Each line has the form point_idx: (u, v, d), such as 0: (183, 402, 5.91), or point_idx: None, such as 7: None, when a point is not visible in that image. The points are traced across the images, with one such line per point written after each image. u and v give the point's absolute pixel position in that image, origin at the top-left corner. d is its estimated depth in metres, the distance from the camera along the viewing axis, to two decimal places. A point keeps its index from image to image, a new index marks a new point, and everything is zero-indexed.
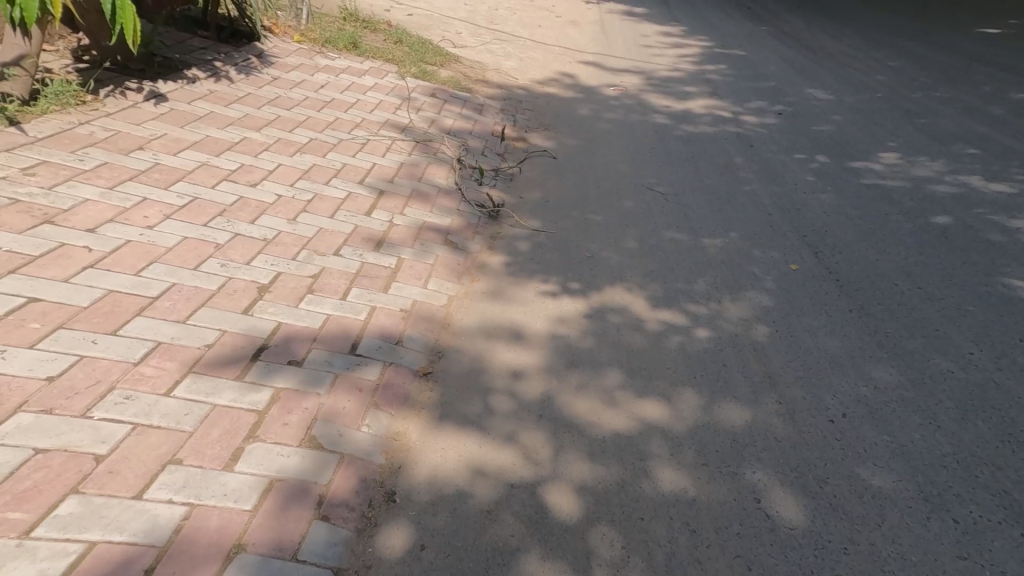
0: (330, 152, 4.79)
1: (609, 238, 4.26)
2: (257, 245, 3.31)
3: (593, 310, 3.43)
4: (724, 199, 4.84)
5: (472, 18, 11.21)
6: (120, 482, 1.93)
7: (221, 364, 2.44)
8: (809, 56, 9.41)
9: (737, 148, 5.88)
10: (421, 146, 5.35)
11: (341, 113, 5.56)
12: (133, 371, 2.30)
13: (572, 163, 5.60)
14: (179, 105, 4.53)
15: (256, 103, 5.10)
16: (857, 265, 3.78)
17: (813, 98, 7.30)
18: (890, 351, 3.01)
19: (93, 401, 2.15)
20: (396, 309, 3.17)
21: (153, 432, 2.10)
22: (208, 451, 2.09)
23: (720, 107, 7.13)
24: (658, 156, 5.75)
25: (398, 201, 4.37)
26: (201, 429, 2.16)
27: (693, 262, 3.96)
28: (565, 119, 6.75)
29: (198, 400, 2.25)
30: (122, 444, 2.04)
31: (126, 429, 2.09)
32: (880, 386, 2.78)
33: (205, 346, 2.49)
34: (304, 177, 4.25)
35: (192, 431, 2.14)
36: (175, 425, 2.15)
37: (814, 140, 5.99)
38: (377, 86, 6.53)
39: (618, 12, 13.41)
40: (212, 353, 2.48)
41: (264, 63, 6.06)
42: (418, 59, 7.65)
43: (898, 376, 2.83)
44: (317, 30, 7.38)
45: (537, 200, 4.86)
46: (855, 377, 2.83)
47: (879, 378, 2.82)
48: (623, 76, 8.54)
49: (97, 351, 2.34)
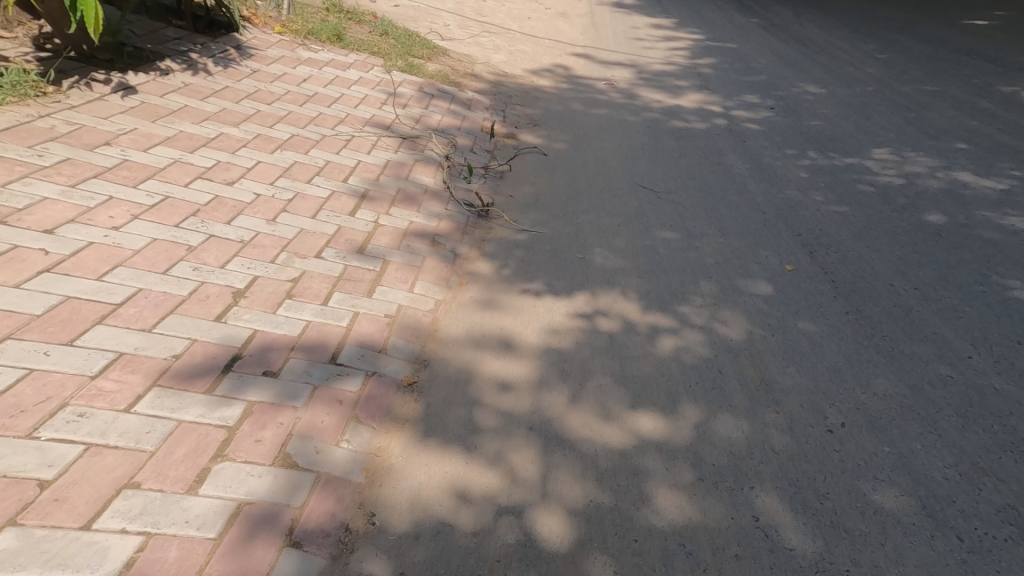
0: (313, 148, 4.66)
1: (599, 240, 4.19)
2: (233, 247, 3.18)
3: (584, 317, 3.36)
4: (716, 197, 4.76)
5: (460, 9, 11.00)
6: (67, 511, 1.78)
7: (190, 376, 2.30)
8: (800, 49, 9.33)
9: (729, 144, 5.80)
10: (407, 143, 5.21)
11: (324, 108, 5.40)
12: (90, 385, 2.15)
13: (562, 160, 5.49)
14: (151, 98, 4.34)
15: (235, 97, 4.92)
16: (852, 265, 3.71)
17: (805, 92, 7.23)
18: (889, 355, 2.92)
19: (42, 421, 2.00)
20: (380, 315, 3.09)
21: (109, 453, 1.96)
22: (170, 473, 1.95)
23: (711, 102, 7.04)
24: (649, 152, 5.65)
25: (384, 202, 4.26)
26: (164, 448, 2.02)
27: (685, 264, 3.88)
28: (554, 113, 6.62)
29: (161, 417, 2.11)
30: (72, 469, 1.89)
31: (78, 450, 1.94)
32: (880, 393, 2.69)
33: (173, 357, 2.35)
34: (284, 175, 4.16)
35: (153, 452, 2.00)
36: (134, 444, 2.00)
37: (806, 135, 5.92)
38: (362, 80, 6.36)
39: (608, 4, 13.25)
40: (181, 364, 2.34)
41: (243, 55, 5.86)
42: (404, 52, 7.47)
43: (897, 383, 2.75)
44: (299, 21, 7.16)
45: (526, 198, 4.78)
46: (854, 384, 2.74)
47: (878, 385, 2.73)
48: (614, 69, 8.42)
49: (49, 364, 2.18)
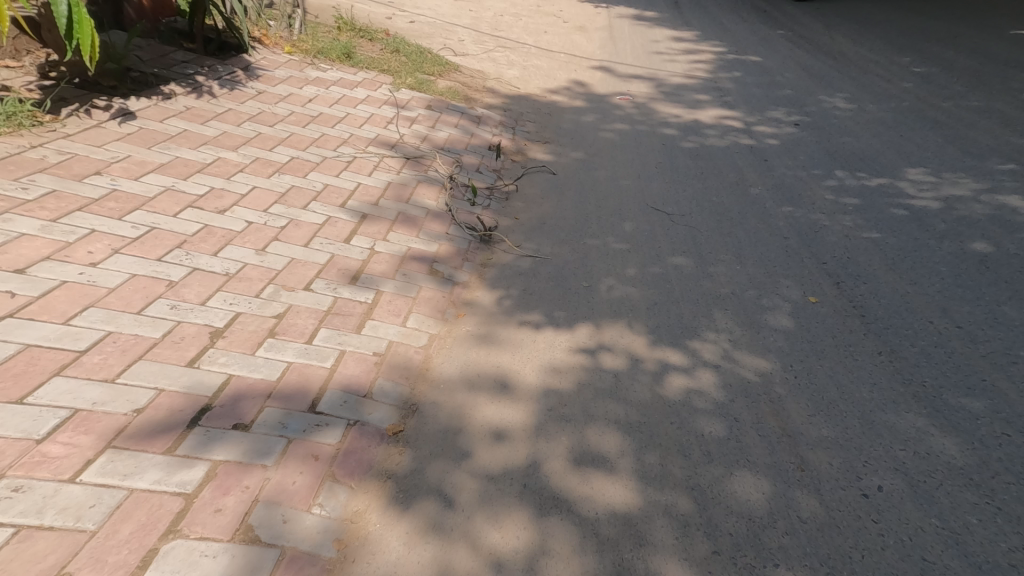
0: (312, 171, 4.54)
1: (607, 267, 3.95)
2: (217, 281, 3.06)
3: (588, 353, 3.11)
4: (735, 220, 4.50)
5: (475, 25, 10.93)
6: None
7: (150, 433, 2.18)
8: (826, 62, 9.00)
9: (749, 163, 5.53)
10: (411, 163, 5.04)
11: (328, 129, 5.29)
12: (34, 452, 2.03)
13: (572, 180, 5.27)
14: (150, 123, 4.28)
15: (236, 120, 4.85)
16: (883, 299, 3.39)
17: (832, 109, 6.92)
18: (930, 406, 2.61)
19: None
20: (368, 353, 2.89)
21: (43, 536, 1.81)
22: (110, 558, 1.80)
23: (731, 118, 6.77)
24: (664, 172, 5.41)
25: (381, 226, 4.08)
26: (107, 526, 1.87)
27: (699, 294, 3.62)
28: (567, 130, 6.42)
29: (110, 486, 1.98)
30: None
31: (7, 535, 1.80)
32: (922, 452, 2.38)
33: (135, 412, 2.24)
34: (280, 201, 4.03)
35: (94, 531, 1.85)
36: (73, 523, 1.86)
37: (832, 155, 5.63)
38: (370, 99, 6.26)
39: (626, 16, 13.06)
40: (143, 418, 2.23)
41: (250, 76, 5.81)
42: (415, 69, 7.36)
43: (943, 440, 2.44)
44: (309, 40, 7.11)
45: (534, 221, 4.58)
46: (892, 440, 2.44)
47: (919, 442, 2.43)
48: (630, 83, 8.19)
49: None
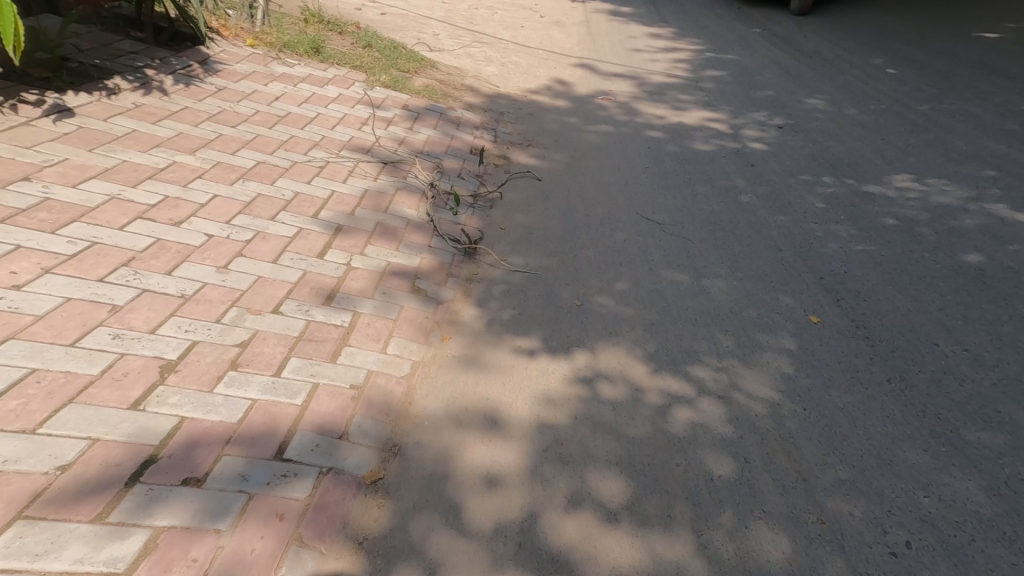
0: (280, 178, 4.21)
1: (599, 283, 3.80)
2: (171, 304, 2.69)
3: (584, 383, 2.94)
4: (726, 231, 4.38)
5: (451, 18, 10.58)
6: None
7: (79, 496, 1.87)
8: (805, 62, 8.98)
9: (736, 168, 5.40)
10: (388, 168, 4.75)
11: (297, 130, 4.95)
12: None
13: (558, 186, 5.06)
14: (91, 122, 3.88)
15: (194, 119, 4.46)
16: (884, 317, 3.36)
17: (814, 111, 6.86)
18: (951, 445, 2.56)
19: None
20: (344, 387, 2.60)
21: None
22: None
23: (716, 120, 6.64)
24: (651, 178, 5.24)
25: (358, 239, 3.78)
26: None
27: (695, 313, 3.51)
28: (549, 131, 6.19)
29: (20, 568, 1.68)
30: None
31: None
32: (946, 500, 2.32)
33: (58, 470, 1.92)
34: (244, 211, 3.68)
35: None
36: None
37: (819, 160, 5.54)
38: (341, 97, 5.91)
39: (604, 12, 12.87)
40: (69, 478, 1.91)
41: (209, 71, 5.40)
42: (389, 66, 7.01)
43: (967, 485, 2.38)
44: (274, 32, 6.68)
45: (520, 229, 4.41)
46: (915, 487, 2.37)
47: (943, 488, 2.36)
48: (612, 82, 8.00)
49: None
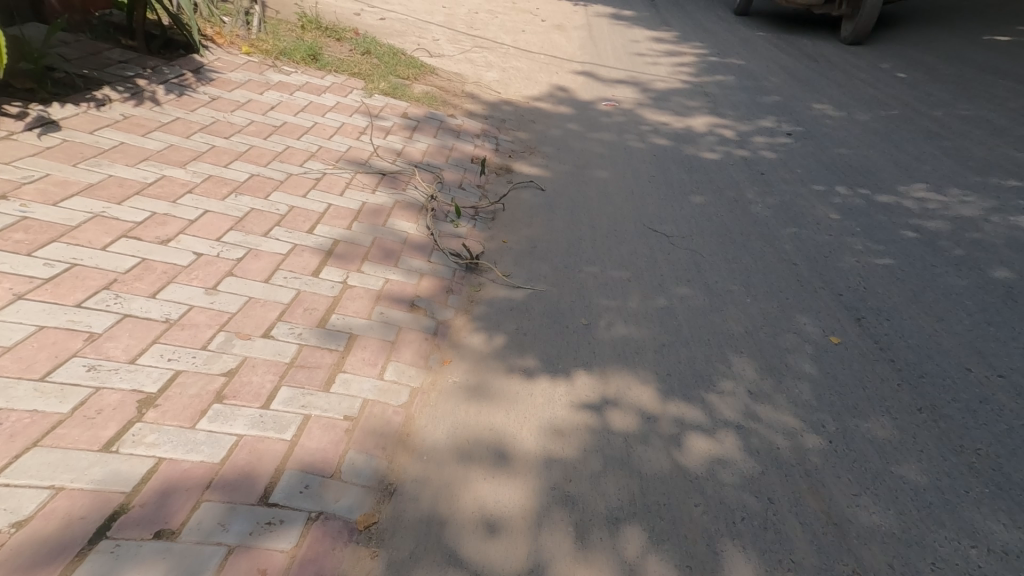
0: (274, 191, 4.07)
1: (608, 298, 3.67)
2: (154, 330, 2.53)
3: (592, 410, 2.79)
4: (737, 244, 4.27)
5: (451, 22, 10.46)
6: None
7: (37, 557, 1.72)
8: (812, 67, 8.83)
9: (745, 177, 5.27)
10: (387, 180, 4.68)
11: (292, 141, 4.83)
12: None
13: (561, 196, 4.93)
14: (77, 134, 3.75)
15: (185, 131, 4.32)
16: (910, 337, 3.29)
17: (823, 117, 6.73)
18: (991, 485, 2.48)
19: None
20: (337, 419, 2.44)
21: None
22: None
23: (722, 127, 6.51)
24: (657, 186, 5.12)
25: (355, 257, 3.71)
26: None
27: (708, 332, 3.37)
28: (552, 138, 6.05)
29: None
30: None
31: None
32: (991, 548, 2.23)
33: (14, 526, 1.77)
34: (236, 226, 3.54)
35: None
36: None
37: (832, 168, 5.41)
38: (339, 106, 5.78)
39: (606, 15, 12.75)
40: (24, 535, 1.76)
41: (202, 80, 5.27)
42: (388, 73, 6.89)
43: (1010, 530, 2.29)
44: (270, 39, 6.56)
45: (524, 242, 4.28)
46: (957, 533, 2.28)
47: (985, 534, 2.28)
48: (615, 88, 7.86)
49: None
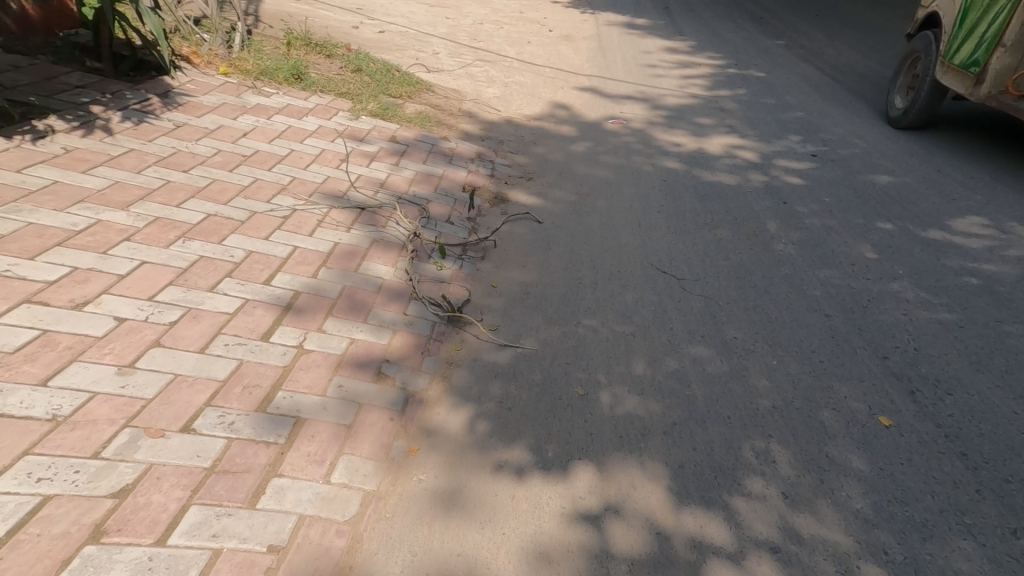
0: (231, 233, 3.60)
1: (608, 356, 3.15)
2: (30, 438, 2.14)
3: (589, 523, 2.23)
4: (759, 289, 3.76)
5: (453, 34, 10.03)
6: None
7: None
8: (837, 80, 8.29)
9: (766, 209, 4.79)
10: (365, 216, 4.21)
11: (262, 172, 4.38)
12: None
13: (560, 231, 4.44)
14: (4, 175, 3.39)
15: (137, 164, 3.90)
16: (981, 421, 2.67)
17: (856, 136, 6.34)
18: None
19: None
20: (258, 550, 1.98)
21: None
22: None
23: (739, 148, 5.98)
24: (671, 219, 4.66)
25: (317, 311, 3.19)
26: None
27: (726, 407, 2.74)
28: (554, 162, 5.53)
29: None
30: None
31: None
32: None
33: None
34: (178, 279, 3.06)
35: None
36: None
37: (866, 199, 4.93)
38: (321, 130, 5.32)
39: (617, 24, 12.25)
40: None
41: (169, 104, 4.88)
42: (379, 92, 6.43)
43: None
44: (251, 58, 6.13)
45: (515, 289, 3.79)
46: None
47: None
48: (623, 104, 7.34)
49: None
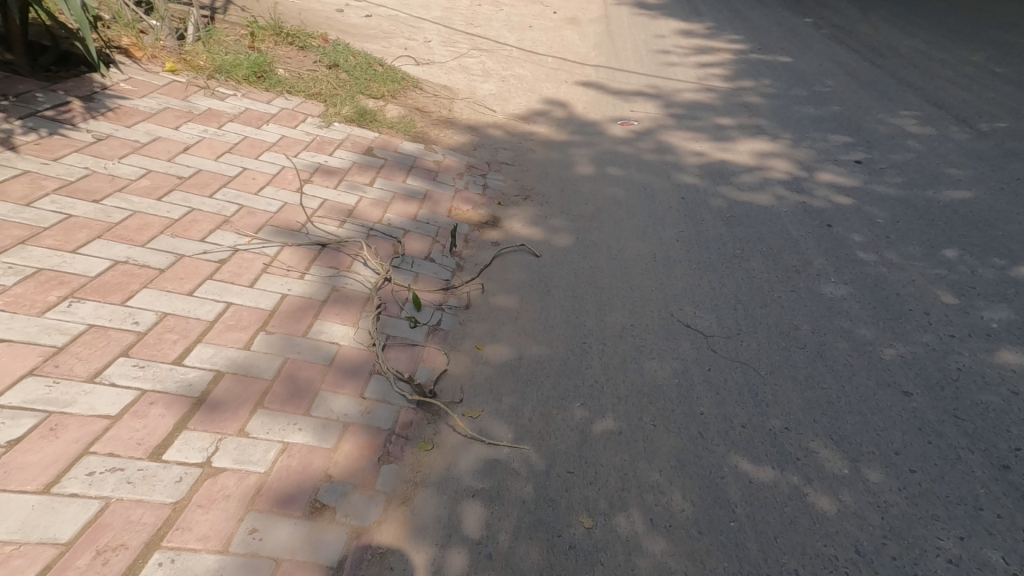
0: (141, 287, 2.84)
1: (617, 455, 2.44)
2: None
3: None
4: (809, 352, 2.94)
5: (446, 18, 9.13)
6: None
7: None
8: (880, 67, 7.34)
9: (810, 236, 3.97)
10: (325, 256, 3.44)
11: (200, 200, 3.59)
12: None
13: (563, 269, 3.65)
14: None
15: (27, 195, 3.19)
16: None
17: (908, 135, 5.48)
18: None
19: None
20: None
21: None
22: None
23: (769, 157, 5.15)
24: (698, 250, 3.85)
25: (241, 404, 2.42)
26: None
27: (788, 553, 2.09)
28: (556, 176, 4.72)
29: None
30: None
31: None
32: None
33: None
34: (44, 366, 2.34)
35: None
36: None
37: (933, 219, 4.11)
38: (284, 141, 4.52)
39: (627, 3, 11.24)
40: None
41: (94, 110, 4.15)
42: (356, 92, 5.60)
43: None
44: (204, 51, 5.29)
45: (507, 353, 3.00)
46: None
47: None
48: (634, 102, 6.48)
49: None
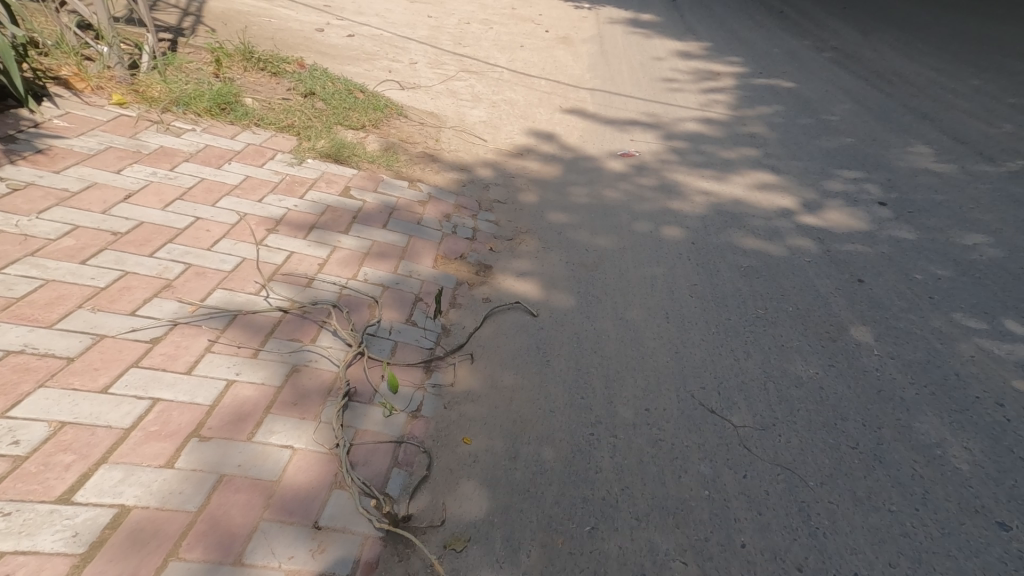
0: (41, 386, 2.29)
1: None
2: None
3: None
4: (866, 456, 2.49)
5: (433, 37, 8.69)
6: None
7: None
8: (892, 95, 6.98)
9: (842, 294, 3.50)
10: (287, 325, 2.92)
11: (138, 260, 3.05)
12: None
13: (567, 334, 3.14)
14: None
15: None
16: None
17: (933, 172, 5.06)
18: None
19: None
20: None
21: None
22: None
23: (785, 196, 4.69)
24: (720, 309, 3.37)
25: (148, 556, 1.87)
26: None
27: None
28: (555, 219, 4.24)
29: None
30: None
31: None
32: None
33: None
34: None
35: None
36: None
37: (979, 277, 3.66)
38: (248, 182, 4.00)
39: (622, 21, 10.89)
40: None
41: (17, 153, 3.63)
42: (333, 122, 5.10)
43: None
44: (160, 80, 4.77)
45: (503, 451, 2.47)
46: None
47: None
48: (634, 132, 6.05)
49: None
